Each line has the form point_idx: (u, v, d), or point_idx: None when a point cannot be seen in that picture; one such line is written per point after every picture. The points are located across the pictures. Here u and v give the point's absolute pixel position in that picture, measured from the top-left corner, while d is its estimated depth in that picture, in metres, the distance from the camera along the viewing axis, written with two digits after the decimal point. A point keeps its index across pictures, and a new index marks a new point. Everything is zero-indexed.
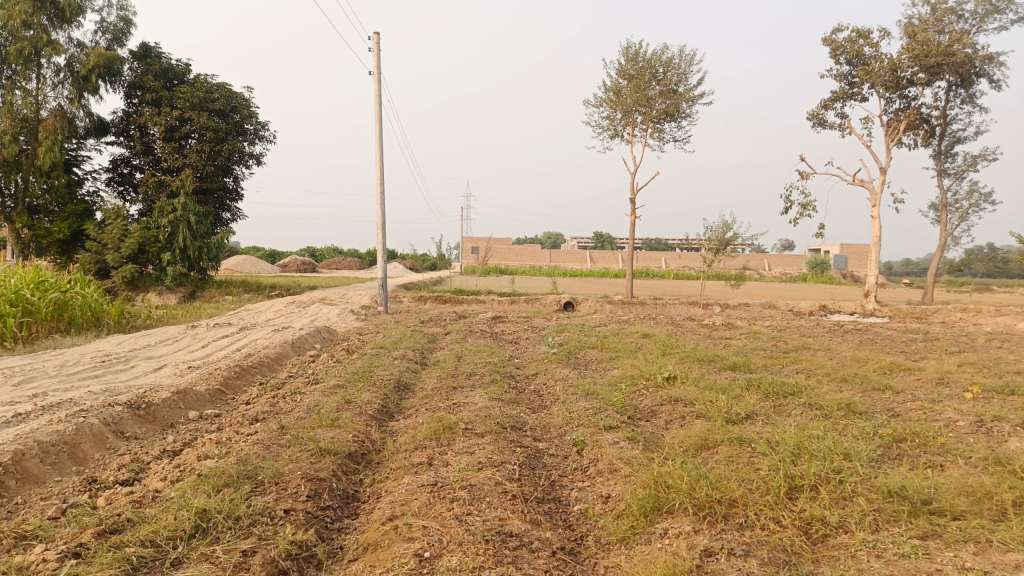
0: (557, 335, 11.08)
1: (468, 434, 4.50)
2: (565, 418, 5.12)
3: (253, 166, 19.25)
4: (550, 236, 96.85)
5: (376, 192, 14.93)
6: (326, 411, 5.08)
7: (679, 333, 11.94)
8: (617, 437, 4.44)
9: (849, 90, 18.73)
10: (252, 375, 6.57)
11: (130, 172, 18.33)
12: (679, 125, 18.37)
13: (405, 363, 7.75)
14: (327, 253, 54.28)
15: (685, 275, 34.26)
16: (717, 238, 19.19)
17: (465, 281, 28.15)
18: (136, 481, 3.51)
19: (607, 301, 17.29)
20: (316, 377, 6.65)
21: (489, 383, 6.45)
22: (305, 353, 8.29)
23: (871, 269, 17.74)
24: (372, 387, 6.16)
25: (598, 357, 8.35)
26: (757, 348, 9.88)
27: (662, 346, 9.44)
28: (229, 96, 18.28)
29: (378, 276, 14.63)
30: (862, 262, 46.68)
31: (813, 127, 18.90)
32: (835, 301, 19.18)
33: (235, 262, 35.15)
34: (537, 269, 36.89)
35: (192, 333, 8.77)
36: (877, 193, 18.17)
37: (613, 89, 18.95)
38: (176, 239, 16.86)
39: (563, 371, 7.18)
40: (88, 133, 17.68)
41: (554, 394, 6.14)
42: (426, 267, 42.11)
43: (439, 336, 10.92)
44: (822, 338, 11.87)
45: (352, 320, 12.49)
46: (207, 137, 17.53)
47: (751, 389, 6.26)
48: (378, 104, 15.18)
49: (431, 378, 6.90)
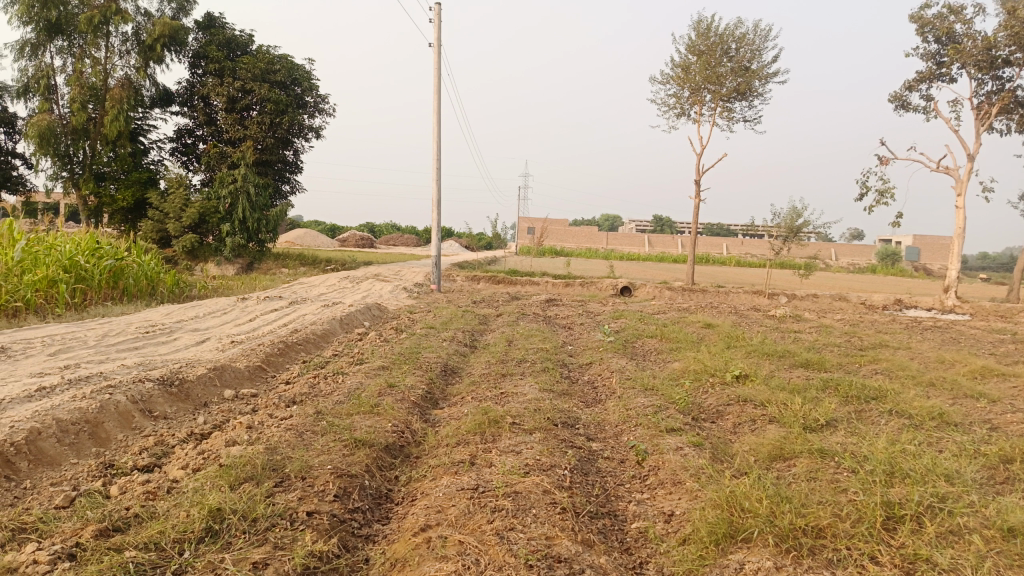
0: (613, 322, 10.61)
1: (516, 429, 4.12)
2: (622, 416, 4.69)
3: (312, 139, 19.17)
4: (608, 219, 95.61)
5: (432, 167, 14.62)
6: (366, 396, 4.77)
7: (743, 323, 11.31)
8: (680, 442, 4.00)
9: (936, 71, 17.46)
10: (296, 353, 6.33)
11: (193, 142, 18.50)
12: (750, 104, 17.48)
13: (454, 346, 7.42)
14: (385, 229, 54.70)
15: (746, 262, 33.13)
16: (786, 224, 18.28)
17: (521, 262, 27.80)
18: (156, 468, 3.25)
19: (666, 287, 16.66)
20: (361, 357, 6.37)
21: (540, 372, 6.06)
22: (353, 330, 8.04)
23: (953, 263, 16.60)
24: (418, 370, 5.84)
25: (658, 348, 7.85)
26: (829, 344, 9.21)
27: (725, 338, 8.88)
28: (290, 67, 18.20)
29: (432, 254, 14.36)
30: (935, 254, 44.48)
31: (896, 110, 17.74)
32: (911, 295, 18.09)
33: (295, 235, 35.58)
34: (594, 251, 36.25)
35: (241, 305, 8.63)
36: (963, 181, 16.97)
37: (680, 66, 18.14)
38: (235, 210, 16.92)
39: (620, 362, 6.72)
40: (154, 103, 17.91)
41: (611, 387, 5.71)
42: (482, 246, 41.88)
43: (491, 317, 10.58)
44: (899, 335, 11.07)
45: (404, 298, 12.25)
46: (268, 108, 17.48)
47: (828, 391, 5.70)
48: (438, 77, 14.83)
49: (480, 363, 6.55)
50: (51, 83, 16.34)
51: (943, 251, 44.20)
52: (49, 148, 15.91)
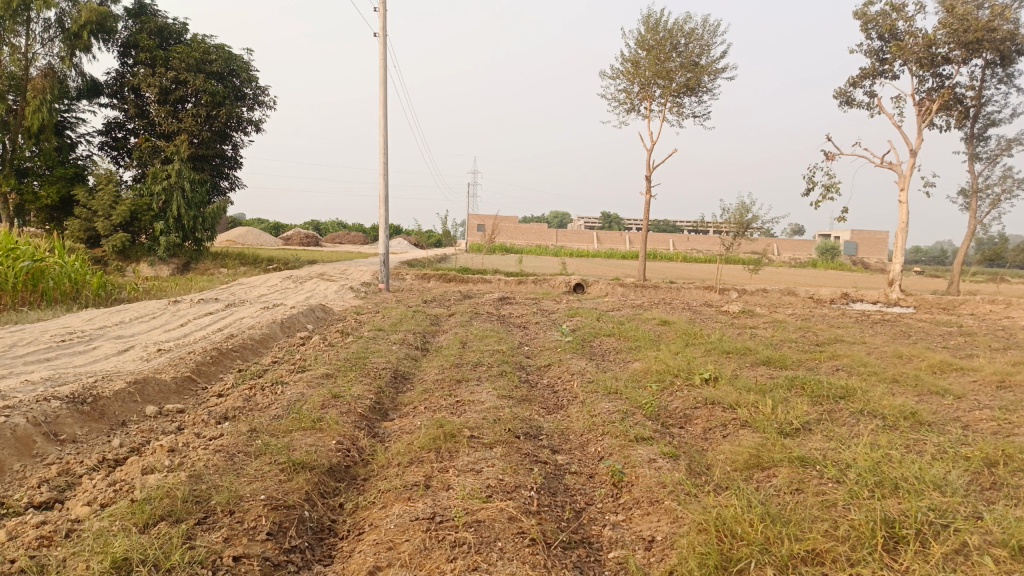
0: (569, 320, 10.32)
1: (475, 444, 3.76)
2: (587, 425, 4.38)
3: (252, 133, 18.40)
4: (556, 216, 95.87)
5: (379, 163, 14.11)
6: (308, 410, 4.34)
7: (698, 320, 11.16)
8: (653, 454, 3.70)
9: (879, 67, 17.74)
10: (232, 361, 5.83)
11: (124, 136, 17.54)
12: (699, 100, 17.46)
13: (404, 349, 7.01)
14: (331, 227, 53.58)
15: (693, 258, 33.43)
16: (736, 220, 18.33)
17: (471, 259, 27.39)
18: (57, 504, 2.78)
19: (618, 283, 16.50)
20: (303, 364, 5.91)
21: (497, 376, 5.70)
22: (295, 334, 7.55)
23: (897, 257, 16.90)
24: (365, 378, 5.41)
25: (616, 347, 7.57)
26: (787, 340, 9.10)
27: (685, 336, 8.68)
28: (228, 58, 17.41)
29: (380, 252, 13.84)
30: (872, 248, 45.86)
31: (840, 106, 17.97)
32: (857, 289, 18.40)
33: (237, 233, 34.44)
34: (544, 248, 36.08)
35: (172, 308, 8.03)
36: (905, 176, 17.27)
37: (630, 61, 18.01)
38: (170, 208, 16.10)
39: (580, 364, 6.42)
40: (80, 94, 16.90)
41: (572, 392, 5.38)
42: (431, 244, 41.29)
43: (443, 317, 10.18)
44: (851, 329, 11.09)
45: (350, 298, 11.74)
46: (204, 101, 16.67)
47: (796, 391, 5.50)
48: (383, 68, 14.33)
49: (432, 367, 6.16)
50: None
51: (879, 245, 45.59)
52: None
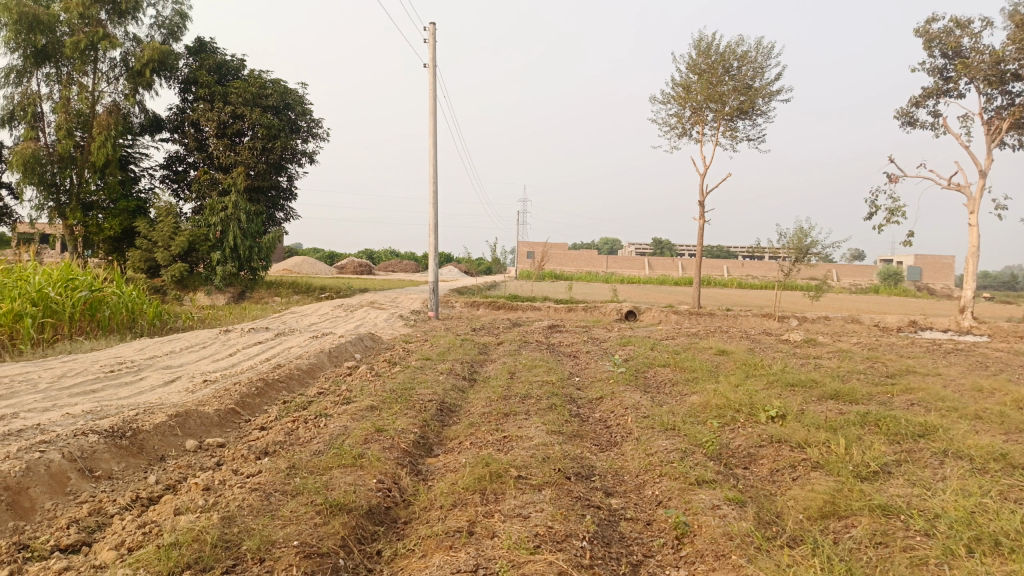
0: (621, 349, 10.01)
1: (522, 485, 3.52)
2: (643, 465, 4.10)
3: (306, 164, 18.71)
4: (607, 243, 95.25)
5: (429, 192, 14.13)
6: (349, 445, 4.17)
7: (757, 349, 10.71)
8: (717, 499, 3.41)
9: (943, 86, 17.08)
10: (277, 392, 5.74)
11: (184, 169, 18.05)
12: (753, 123, 17.06)
13: (452, 380, 6.83)
14: (384, 255, 54.30)
15: (748, 284, 32.60)
16: (794, 245, 17.74)
17: (520, 287, 27.23)
18: (84, 547, 2.65)
19: (672, 310, 16.09)
20: (348, 396, 5.77)
21: (546, 409, 5.46)
22: (342, 363, 7.45)
23: (968, 283, 16.07)
24: (411, 410, 5.24)
25: (672, 379, 7.25)
26: (854, 371, 8.61)
27: (744, 366, 8.29)
28: (283, 92, 17.81)
29: (429, 280, 13.78)
30: (937, 273, 44.09)
31: (902, 126, 17.34)
32: (925, 316, 17.55)
33: (292, 262, 35.08)
34: (595, 275, 35.72)
35: (223, 338, 8.05)
36: (975, 198, 16.48)
37: (682, 85, 17.75)
38: (226, 238, 16.43)
39: (634, 396, 6.13)
40: (143, 130, 17.49)
41: (626, 427, 5.10)
42: (481, 271, 41.34)
43: (491, 346, 9.98)
44: (922, 360, 10.48)
45: (399, 326, 11.67)
46: (259, 133, 17.04)
47: (869, 429, 5.10)
48: (433, 97, 14.41)
49: (480, 399, 5.95)
50: (37, 110, 15.92)
51: (945, 270, 43.80)
52: (34, 175, 15.42)
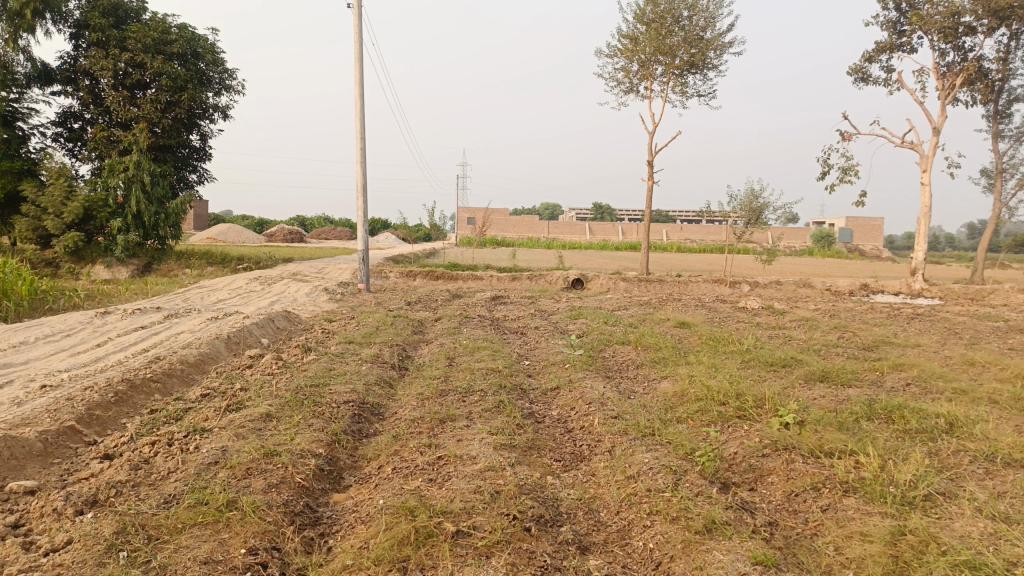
0: (572, 323, 9.01)
1: (462, 551, 2.43)
2: (624, 496, 3.07)
3: (219, 121, 16.91)
4: (548, 208, 94.20)
5: (357, 150, 12.73)
6: (220, 485, 3.00)
7: (718, 320, 9.87)
8: (737, 563, 2.38)
9: (896, 40, 16.52)
10: (147, 397, 4.48)
11: (80, 127, 16.03)
12: (704, 78, 16.17)
13: (377, 369, 5.67)
14: (318, 223, 52.12)
15: (689, 248, 32.18)
16: (745, 207, 17.01)
17: (460, 254, 25.96)
18: None
19: (621, 277, 15.18)
20: (240, 400, 4.55)
21: (492, 410, 4.36)
22: (244, 351, 6.17)
23: (919, 244, 15.65)
24: (319, 419, 4.08)
25: (636, 361, 6.24)
26: (828, 344, 7.81)
27: (712, 342, 7.38)
28: (190, 38, 15.91)
29: (359, 248, 12.44)
30: (867, 235, 44.84)
31: (854, 82, 16.76)
32: (876, 279, 17.14)
33: (219, 230, 32.89)
34: (537, 241, 34.71)
35: (97, 322, 6.64)
36: (927, 156, 16.00)
37: (628, 37, 16.68)
38: (129, 203, 14.68)
39: (597, 387, 5.11)
40: (30, 81, 15.38)
41: (593, 432, 4.05)
42: (420, 238, 39.83)
43: (427, 323, 8.82)
44: (890, 327, 9.81)
45: (323, 301, 10.37)
46: (163, 85, 15.18)
47: (886, 426, 4.19)
48: (358, 44, 12.92)
49: (410, 397, 4.82)
50: None
51: (876, 232, 44.51)
52: None
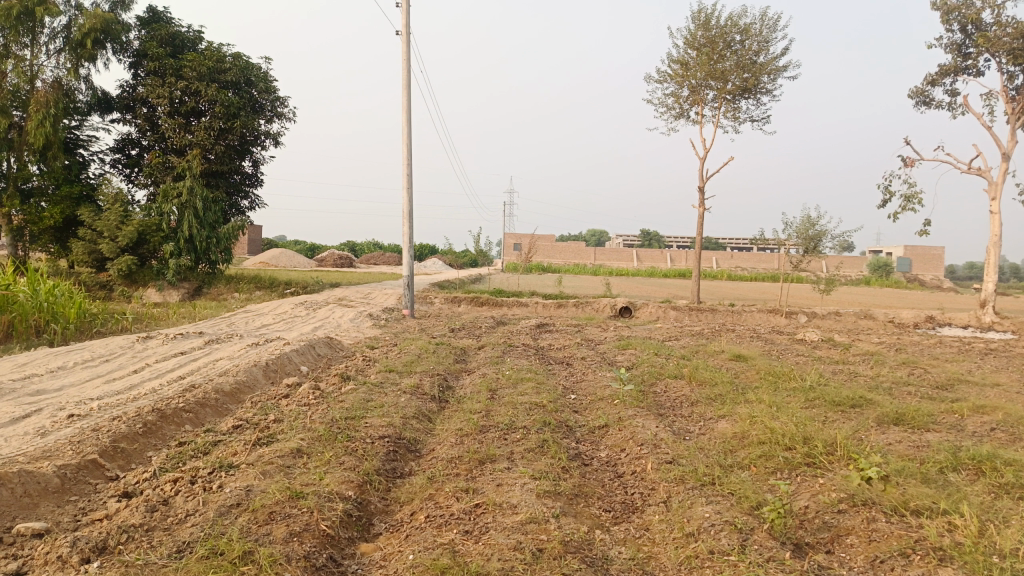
0: (621, 354, 8.65)
1: None
2: (684, 559, 2.72)
3: (270, 147, 17.14)
4: (595, 234, 93.77)
5: (403, 175, 12.68)
6: (238, 532, 2.75)
7: (775, 353, 9.38)
8: None
9: (961, 62, 15.85)
10: (176, 429, 4.30)
11: (138, 153, 16.42)
12: (758, 102, 15.72)
13: (417, 401, 5.41)
14: (367, 248, 52.72)
15: (740, 277, 31.37)
16: (801, 235, 16.41)
17: (506, 280, 25.78)
18: None
19: (670, 305, 14.72)
20: (272, 433, 4.33)
21: (535, 451, 4.04)
22: (282, 379, 5.99)
23: (990, 275, 14.81)
24: (351, 457, 3.82)
25: (690, 398, 5.86)
26: (898, 381, 7.27)
27: (771, 378, 6.93)
28: (244, 67, 16.21)
29: (404, 274, 12.32)
30: (927, 264, 43.22)
31: (916, 106, 16.12)
32: (942, 311, 16.28)
33: (270, 255, 33.42)
34: (584, 268, 34.35)
35: (138, 347, 6.56)
36: (996, 182, 15.21)
37: (678, 62, 16.39)
38: (181, 228, 14.91)
39: (650, 426, 4.76)
40: (91, 109, 15.84)
41: (646, 479, 3.71)
42: (466, 264, 39.83)
43: (470, 352, 8.56)
44: (963, 364, 9.16)
45: (366, 328, 10.22)
46: (217, 112, 15.46)
47: (977, 480, 3.74)
48: (406, 70, 12.93)
49: (450, 433, 4.54)
50: None
51: (936, 261, 42.87)
52: None
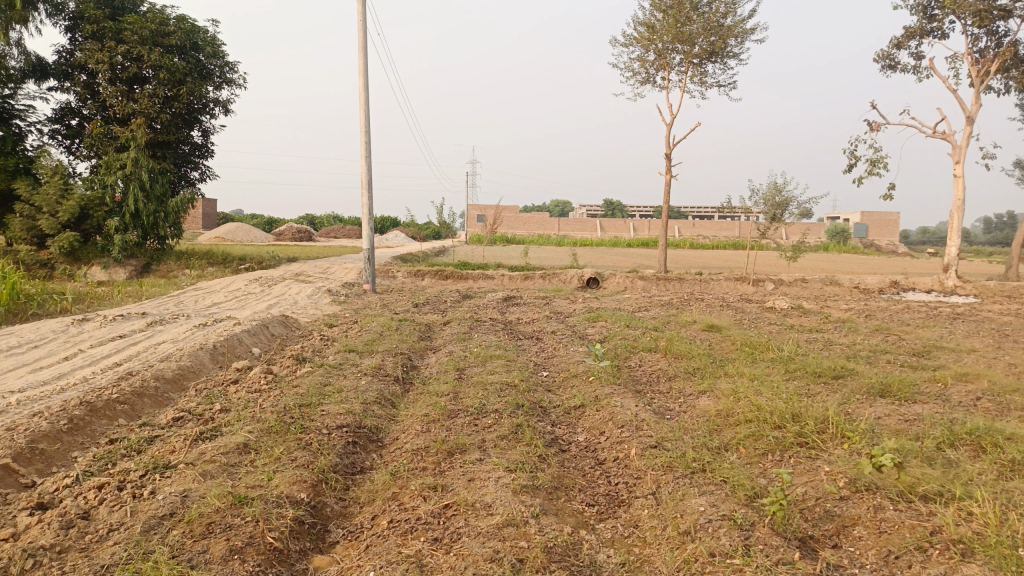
0: (592, 327, 8.36)
1: None
2: (680, 564, 2.42)
3: (220, 116, 16.32)
4: (558, 204, 93.41)
5: (361, 143, 12.11)
6: (168, 553, 2.36)
7: (747, 322, 9.18)
8: None
9: (926, 25, 15.73)
10: (108, 424, 3.86)
11: (78, 123, 15.47)
12: (724, 66, 15.39)
13: (379, 384, 5.02)
14: (326, 221, 51.56)
15: (703, 245, 31.44)
16: (768, 202, 16.27)
17: (470, 252, 25.31)
18: None
19: (638, 275, 14.48)
20: (217, 426, 3.90)
21: (509, 438, 3.71)
22: (231, 363, 5.53)
23: (953, 239, 14.84)
24: (305, 451, 3.44)
25: (668, 374, 5.57)
26: (874, 349, 7.10)
27: (747, 349, 6.69)
28: (189, 30, 15.31)
29: (364, 247, 11.82)
30: (883, 230, 43.93)
31: (882, 70, 16.00)
32: (906, 276, 16.34)
33: (226, 230, 32.37)
34: (549, 238, 34.02)
35: (72, 330, 6.03)
36: (960, 146, 15.21)
37: (644, 25, 15.96)
38: (127, 202, 14.14)
39: (630, 405, 4.45)
40: (24, 76, 14.82)
41: (631, 467, 3.41)
42: (429, 236, 39.21)
43: (435, 328, 8.18)
44: (934, 329, 9.09)
45: (326, 304, 9.75)
46: (161, 78, 14.60)
47: (980, 458, 3.51)
48: (362, 32, 12.28)
49: (414, 420, 4.17)
50: None
51: (891, 227, 43.60)
52: None
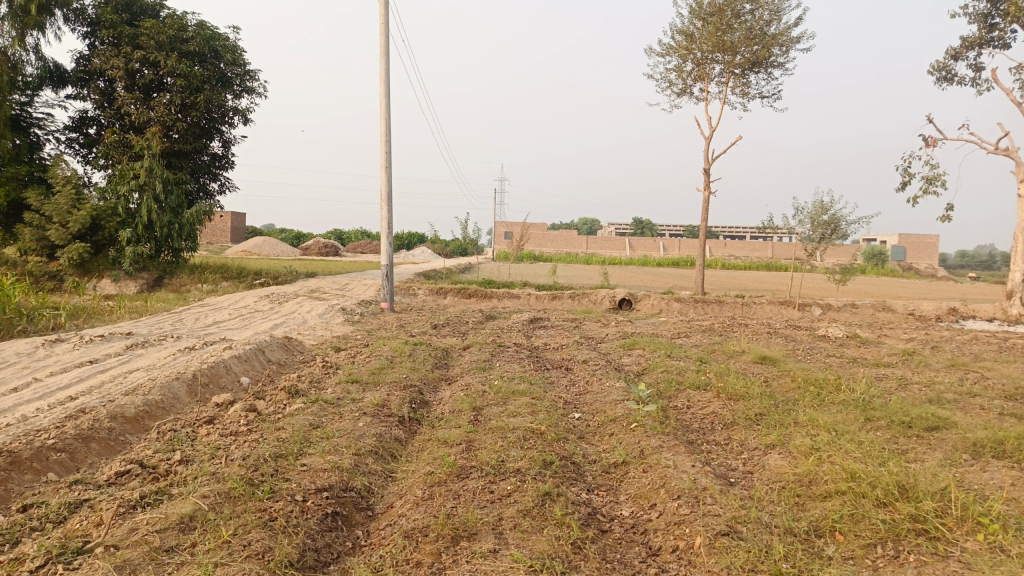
0: (628, 356, 7.48)
1: None
2: None
3: (239, 125, 15.80)
4: (586, 223, 92.58)
5: (380, 152, 11.42)
6: None
7: (800, 353, 8.23)
8: None
9: (986, 35, 14.69)
10: (31, 481, 3.07)
11: (96, 132, 15.03)
12: (768, 76, 14.49)
13: (380, 427, 4.19)
14: (354, 236, 51.35)
15: (735, 266, 30.39)
16: (814, 221, 15.24)
17: (498, 270, 24.49)
18: None
19: (674, 297, 13.57)
20: (167, 487, 3.10)
21: (534, 515, 2.85)
22: (211, 397, 4.75)
23: (1018, 263, 13.66)
24: (265, 533, 2.61)
25: (726, 420, 4.66)
26: (958, 390, 6.12)
27: (812, 388, 5.75)
28: (208, 36, 14.85)
29: (383, 262, 11.08)
30: (921, 253, 42.34)
31: (937, 82, 14.96)
32: (965, 302, 15.17)
33: (251, 243, 32.02)
34: (577, 256, 33.18)
35: (38, 354, 5.30)
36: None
37: (682, 34, 15.13)
38: (140, 212, 13.62)
39: (686, 465, 3.56)
40: (41, 83, 14.40)
41: (697, 567, 2.53)
42: (455, 252, 38.58)
43: (453, 354, 7.36)
44: (1011, 364, 8.05)
45: (337, 324, 8.99)
46: (178, 85, 14.12)
47: None
48: (384, 35, 11.59)
49: (414, 482, 3.33)
50: None
51: (930, 250, 42.06)
52: None
